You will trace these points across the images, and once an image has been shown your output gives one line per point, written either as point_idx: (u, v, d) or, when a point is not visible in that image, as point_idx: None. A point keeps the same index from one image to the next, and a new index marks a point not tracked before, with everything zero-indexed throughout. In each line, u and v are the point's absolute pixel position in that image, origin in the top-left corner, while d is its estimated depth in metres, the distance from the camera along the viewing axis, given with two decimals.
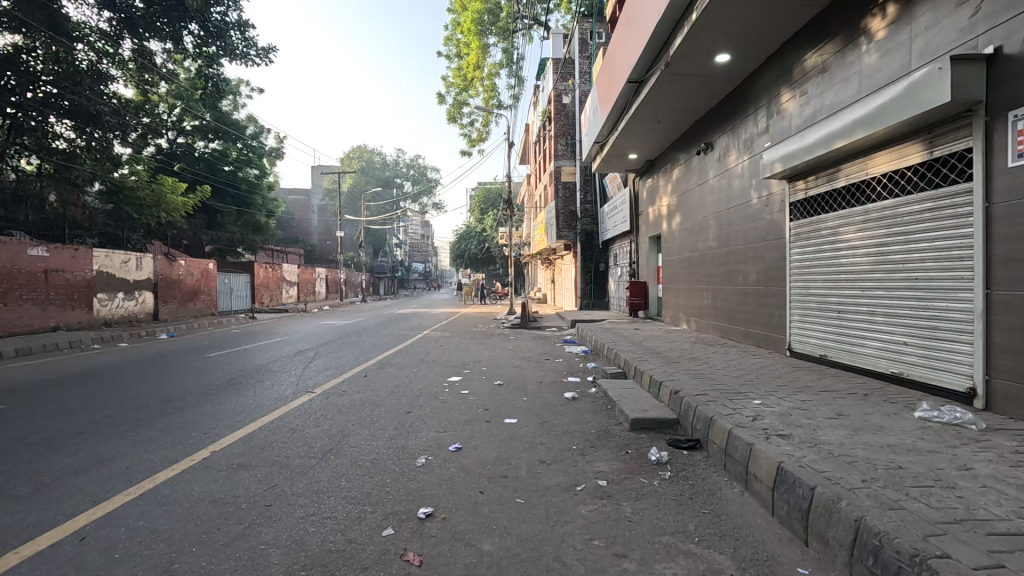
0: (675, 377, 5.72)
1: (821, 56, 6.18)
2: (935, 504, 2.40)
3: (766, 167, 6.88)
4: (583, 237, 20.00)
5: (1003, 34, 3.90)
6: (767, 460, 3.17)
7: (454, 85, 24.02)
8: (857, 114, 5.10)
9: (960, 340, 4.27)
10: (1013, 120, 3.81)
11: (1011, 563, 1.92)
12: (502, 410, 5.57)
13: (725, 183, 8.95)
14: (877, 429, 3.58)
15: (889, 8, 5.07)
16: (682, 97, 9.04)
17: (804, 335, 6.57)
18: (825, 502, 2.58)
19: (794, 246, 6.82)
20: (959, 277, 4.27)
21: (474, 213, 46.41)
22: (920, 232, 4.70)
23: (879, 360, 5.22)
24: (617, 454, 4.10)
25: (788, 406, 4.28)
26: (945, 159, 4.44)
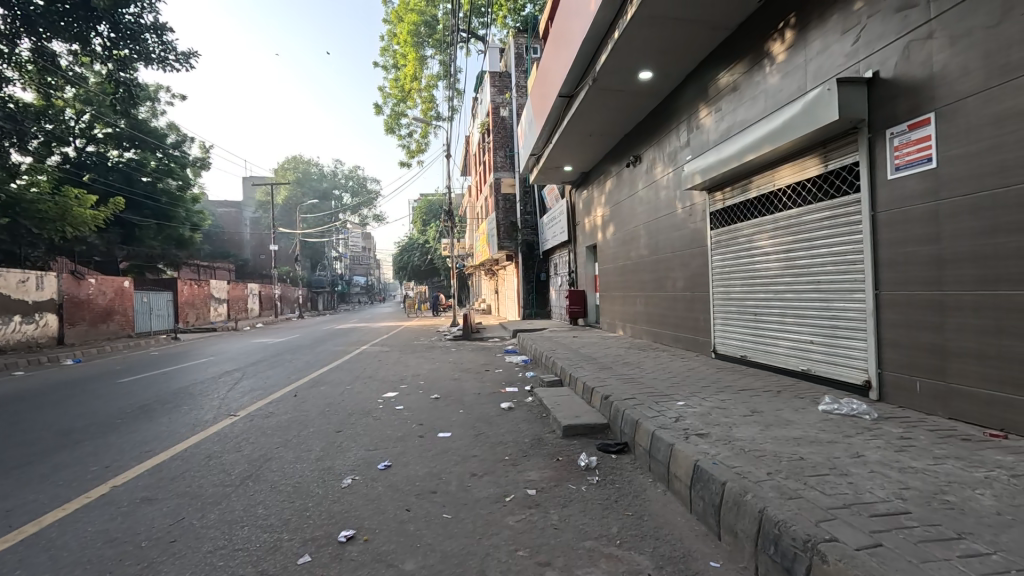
0: (607, 382, 5.86)
1: (732, 75, 6.62)
2: (829, 491, 2.58)
3: (687, 178, 7.26)
4: (524, 247, 20.23)
5: (880, 59, 4.34)
6: (685, 458, 3.30)
7: (392, 95, 23.64)
8: (763, 130, 5.49)
9: (857, 336, 4.65)
10: (891, 137, 4.23)
11: (888, 541, 2.09)
12: (437, 424, 5.49)
13: (653, 194, 9.34)
14: (784, 424, 3.83)
15: (787, 33, 5.51)
16: (611, 112, 9.39)
17: (727, 337, 6.93)
18: (733, 496, 2.72)
19: (715, 253, 7.21)
20: (854, 280, 4.66)
21: (417, 224, 45.98)
22: (820, 238, 5.10)
23: (791, 358, 5.60)
24: (548, 462, 4.13)
25: (709, 406, 4.49)
26: (838, 171, 4.85)
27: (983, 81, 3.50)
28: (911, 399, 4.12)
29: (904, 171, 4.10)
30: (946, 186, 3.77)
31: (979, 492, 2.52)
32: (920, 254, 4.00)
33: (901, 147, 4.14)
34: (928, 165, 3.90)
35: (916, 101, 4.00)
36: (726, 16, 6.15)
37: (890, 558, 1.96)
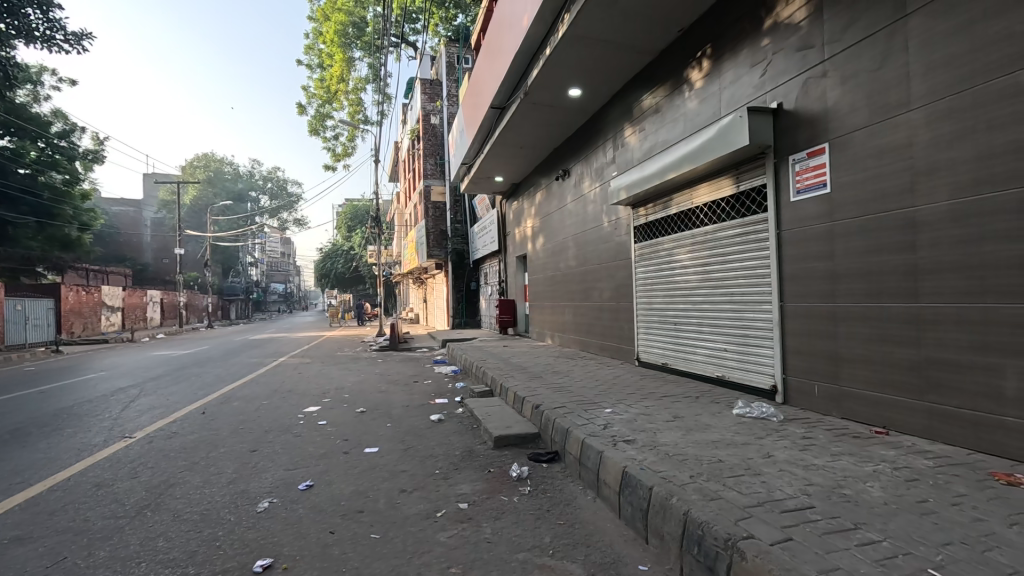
0: (537, 391, 5.93)
1: (655, 98, 7.02)
2: (745, 491, 2.76)
3: (613, 194, 7.58)
4: (454, 256, 20.10)
5: (783, 92, 4.79)
6: (614, 465, 3.39)
7: (316, 96, 22.70)
8: (683, 150, 5.84)
9: (765, 344, 5.05)
10: (792, 163, 4.67)
11: (797, 535, 2.26)
12: (363, 439, 5.26)
13: (580, 208, 9.67)
14: (704, 428, 4.06)
15: (704, 62, 5.94)
16: (541, 126, 9.61)
17: (650, 345, 7.26)
18: (660, 500, 2.82)
19: (639, 265, 7.55)
20: (763, 292, 5.06)
21: (341, 230, 44.34)
22: (733, 254, 5.49)
23: (707, 365, 5.97)
24: (480, 474, 4.08)
25: (634, 412, 4.68)
26: (749, 191, 5.27)
27: (867, 117, 3.95)
28: (811, 402, 4.52)
29: (804, 195, 4.54)
30: (838, 208, 4.21)
31: (870, 485, 2.80)
32: (817, 270, 4.43)
33: (801, 172, 4.57)
34: (823, 190, 4.34)
35: (814, 131, 4.44)
36: (649, 42, 6.54)
37: (800, 551, 2.12)
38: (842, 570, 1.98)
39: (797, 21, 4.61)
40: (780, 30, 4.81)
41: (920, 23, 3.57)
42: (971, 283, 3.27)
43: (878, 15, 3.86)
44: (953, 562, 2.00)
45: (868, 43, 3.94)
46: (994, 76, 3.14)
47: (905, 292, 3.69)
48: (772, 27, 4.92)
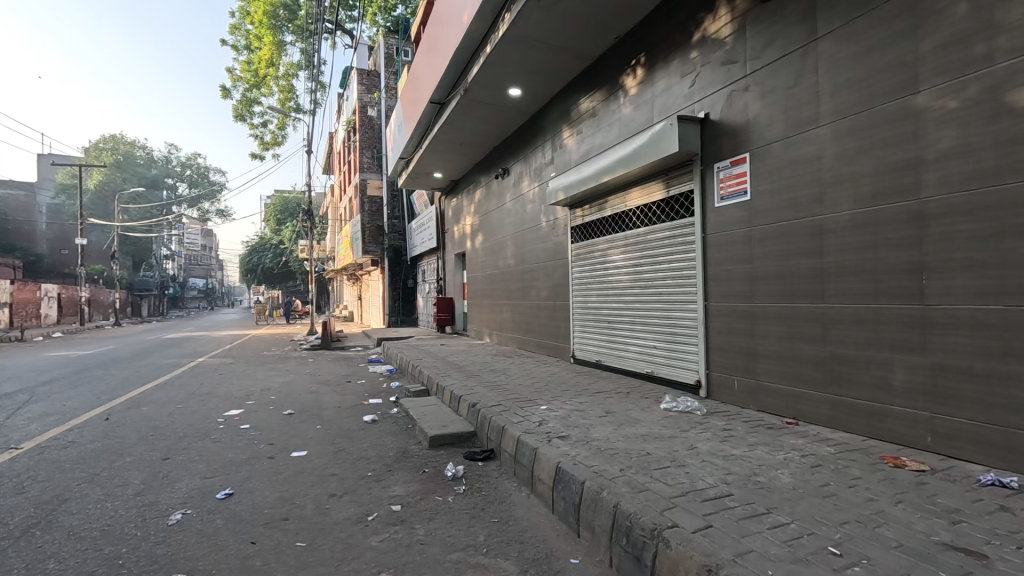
0: (474, 390, 5.92)
1: (592, 102, 7.20)
2: (670, 482, 2.90)
3: (551, 194, 7.70)
4: (390, 253, 19.64)
5: (710, 103, 5.06)
6: (548, 461, 3.44)
7: (242, 79, 21.11)
8: (617, 154, 6.04)
9: (690, 341, 5.32)
10: (717, 171, 4.95)
11: (716, 521, 2.40)
12: (290, 442, 5.01)
13: (519, 208, 9.75)
14: (633, 422, 4.22)
15: (638, 70, 6.15)
16: (481, 124, 9.59)
17: (584, 343, 7.45)
18: (591, 494, 2.89)
19: (575, 265, 7.73)
20: (689, 292, 5.33)
21: (270, 223, 42.08)
22: (663, 255, 5.75)
23: (638, 361, 6.21)
24: (415, 475, 4.01)
25: (569, 409, 4.78)
26: (677, 196, 5.53)
27: (783, 131, 4.26)
28: (731, 395, 4.82)
29: (727, 201, 4.82)
30: (757, 215, 4.51)
31: (780, 471, 3.02)
32: (738, 272, 4.73)
33: (725, 180, 4.86)
34: (744, 198, 4.64)
35: (736, 141, 4.72)
36: (587, 47, 6.69)
37: (719, 537, 2.24)
38: (754, 552, 2.11)
39: (723, 37, 4.88)
40: (708, 44, 5.08)
41: (829, 47, 3.89)
42: (868, 286, 3.62)
43: (793, 36, 4.17)
44: (850, 539, 2.19)
45: (785, 62, 4.25)
46: (890, 98, 3.47)
47: (813, 293, 4.02)
48: (700, 41, 5.19)
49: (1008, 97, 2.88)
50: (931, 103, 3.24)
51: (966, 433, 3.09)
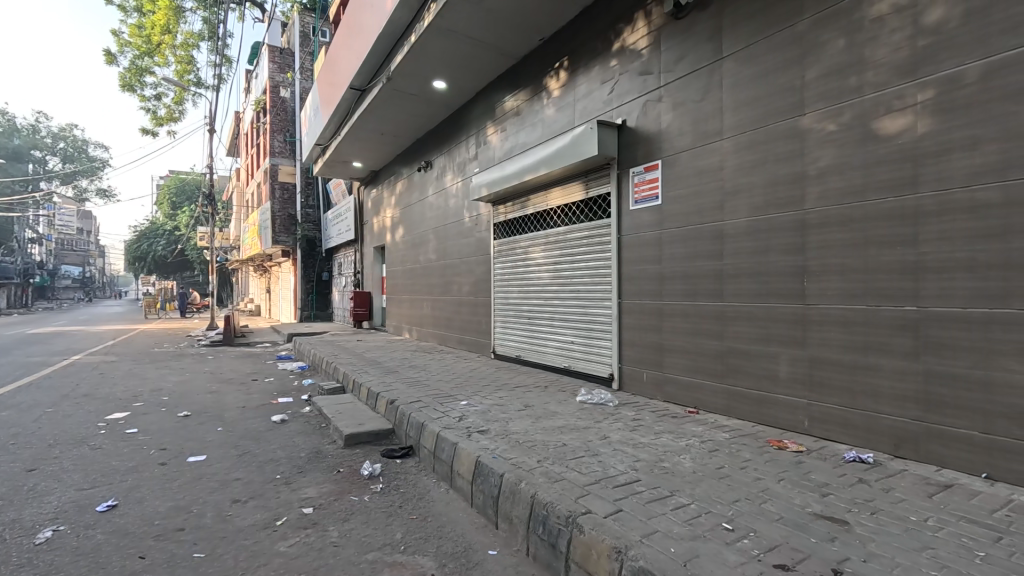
0: (392, 386, 5.79)
1: (516, 101, 7.28)
2: (584, 470, 3.03)
3: (475, 190, 7.70)
4: (303, 243, 18.60)
5: (627, 110, 5.32)
6: (468, 455, 3.46)
7: (131, 45, 18.96)
8: (540, 154, 6.16)
9: (605, 337, 5.58)
10: (632, 175, 5.22)
11: (626, 505, 2.55)
12: (187, 446, 4.60)
13: (442, 202, 9.65)
14: (551, 415, 4.36)
15: (561, 73, 6.31)
16: (404, 114, 9.35)
17: (505, 339, 7.55)
18: (510, 486, 2.95)
19: (496, 261, 7.80)
20: (605, 289, 5.58)
21: (164, 206, 38.23)
22: (581, 253, 5.97)
23: (556, 356, 6.41)
24: (328, 475, 3.85)
25: (489, 403, 4.83)
26: (595, 197, 5.77)
27: (691, 141, 4.58)
28: (640, 387, 5.13)
29: (641, 205, 5.11)
30: (667, 219, 4.82)
31: (683, 456, 3.27)
32: (648, 271, 5.03)
33: (639, 184, 5.14)
34: (656, 202, 4.94)
35: (650, 148, 5.01)
36: (512, 45, 6.76)
37: (628, 520, 2.38)
38: (659, 532, 2.27)
39: (640, 48, 5.15)
40: (626, 54, 5.34)
41: (732, 67, 4.24)
42: (760, 287, 4.01)
43: (702, 54, 4.49)
44: (740, 515, 2.43)
45: (694, 77, 4.57)
46: (781, 118, 3.86)
47: (714, 293, 4.37)
48: (619, 51, 5.44)
49: (874, 124, 3.31)
50: (814, 125, 3.64)
51: (835, 417, 3.53)
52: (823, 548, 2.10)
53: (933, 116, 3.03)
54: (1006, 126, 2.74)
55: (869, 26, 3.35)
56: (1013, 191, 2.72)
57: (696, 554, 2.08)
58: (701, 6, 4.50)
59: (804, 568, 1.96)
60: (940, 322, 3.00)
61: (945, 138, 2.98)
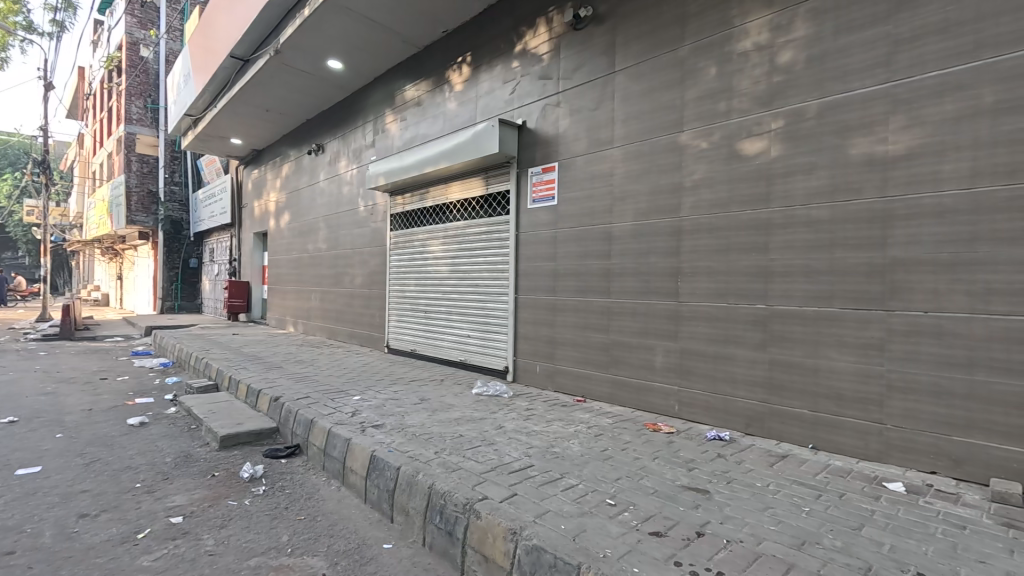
0: (276, 382, 5.41)
1: (417, 91, 7.15)
2: (480, 459, 3.11)
3: (371, 178, 7.44)
4: (167, 225, 16.51)
5: (527, 112, 5.50)
6: (362, 451, 3.37)
7: None
8: (440, 147, 6.13)
9: (501, 330, 5.73)
10: (531, 175, 5.42)
11: (520, 489, 2.68)
12: (15, 457, 3.89)
13: (334, 189, 9.17)
14: (447, 407, 4.39)
15: (464, 68, 6.34)
16: (293, 92, 8.71)
17: (399, 333, 7.41)
18: (406, 479, 2.93)
19: (392, 253, 7.61)
20: (502, 284, 5.73)
21: None
22: (480, 248, 6.06)
23: (451, 350, 6.44)
24: (201, 480, 3.51)
25: (383, 398, 4.72)
26: (494, 194, 5.89)
27: (586, 147, 4.87)
28: (533, 378, 5.35)
29: (538, 204, 5.32)
30: (562, 218, 5.08)
31: (572, 441, 3.50)
32: (544, 268, 5.26)
33: (537, 184, 5.35)
34: (552, 202, 5.18)
35: (548, 150, 5.24)
36: (414, 33, 6.62)
37: (522, 503, 2.51)
38: (551, 511, 2.42)
39: (541, 53, 5.34)
40: (528, 57, 5.50)
41: (623, 81, 4.57)
42: (641, 285, 4.39)
43: (597, 66, 4.80)
44: (621, 491, 2.67)
45: (589, 87, 4.86)
46: (664, 133, 4.26)
47: (602, 290, 4.70)
48: (521, 53, 5.59)
49: (738, 145, 3.80)
50: (691, 142, 4.08)
51: (700, 401, 3.99)
52: (689, 515, 2.39)
53: (783, 143, 3.56)
54: (835, 157, 3.31)
55: (736, 59, 3.83)
56: (838, 211, 3.29)
57: (584, 528, 2.26)
58: (598, 21, 4.80)
59: (674, 533, 2.22)
60: (782, 318, 3.55)
61: (791, 163, 3.51)
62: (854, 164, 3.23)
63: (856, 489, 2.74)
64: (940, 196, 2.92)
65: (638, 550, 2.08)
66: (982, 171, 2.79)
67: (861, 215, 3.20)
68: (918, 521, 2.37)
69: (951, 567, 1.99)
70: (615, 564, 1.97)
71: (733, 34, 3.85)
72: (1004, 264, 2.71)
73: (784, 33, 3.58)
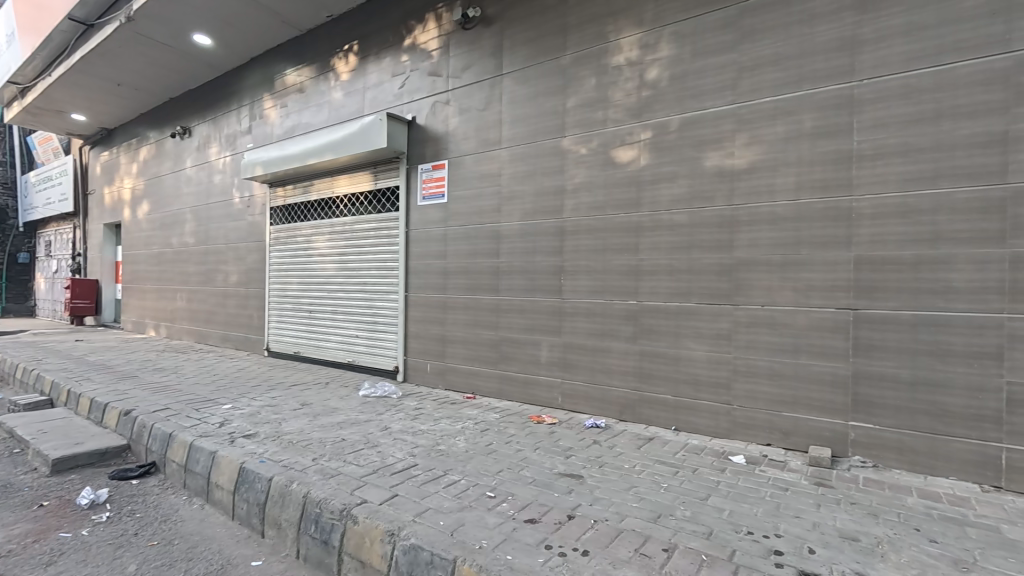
0: (128, 394, 4.78)
1: (299, 77, 6.72)
2: (362, 462, 3.03)
3: (246, 168, 6.85)
4: None
5: (416, 107, 5.42)
6: (229, 463, 3.10)
7: None
8: (324, 138, 5.81)
9: (390, 330, 5.60)
10: (420, 172, 5.36)
11: (401, 490, 2.65)
12: None
13: (203, 178, 8.30)
14: (330, 411, 4.20)
15: (350, 56, 6.07)
16: (152, 66, 7.73)
17: (280, 334, 6.93)
18: (278, 489, 2.76)
19: (273, 249, 7.09)
20: (391, 282, 5.59)
21: None
22: (368, 245, 5.86)
23: (338, 351, 6.16)
24: (24, 513, 3.00)
25: (258, 405, 4.39)
26: (383, 189, 5.73)
27: (475, 146, 4.93)
28: (424, 377, 5.31)
29: (428, 201, 5.27)
30: (451, 217, 5.09)
31: (457, 438, 3.53)
32: (434, 266, 5.23)
33: (426, 181, 5.31)
34: (441, 200, 5.17)
35: (437, 148, 5.21)
36: (295, 15, 6.20)
37: (402, 503, 2.48)
38: (430, 509, 2.43)
39: (430, 50, 5.29)
40: (417, 52, 5.42)
41: (510, 84, 4.69)
42: (527, 283, 4.55)
43: (485, 67, 4.86)
44: (502, 483, 2.76)
45: (478, 87, 4.92)
46: (548, 137, 4.44)
47: (491, 288, 4.79)
48: (410, 47, 5.49)
49: (613, 152, 4.08)
50: (572, 147, 4.30)
51: (581, 392, 4.23)
52: (563, 500, 2.54)
53: (651, 152, 3.88)
54: (693, 168, 3.69)
55: (611, 72, 4.11)
56: (695, 216, 3.68)
57: (462, 522, 2.30)
58: (486, 23, 4.86)
59: (547, 518, 2.34)
60: (651, 312, 3.88)
61: (657, 171, 3.85)
62: (708, 176, 3.63)
63: (707, 463, 3.10)
64: (774, 206, 3.38)
65: (512, 538, 2.17)
66: (804, 185, 3.28)
67: (713, 220, 3.61)
68: (752, 487, 2.74)
69: (773, 524, 2.32)
70: (489, 554, 2.03)
71: (609, 48, 4.12)
72: (819, 265, 3.22)
73: (651, 51, 3.90)
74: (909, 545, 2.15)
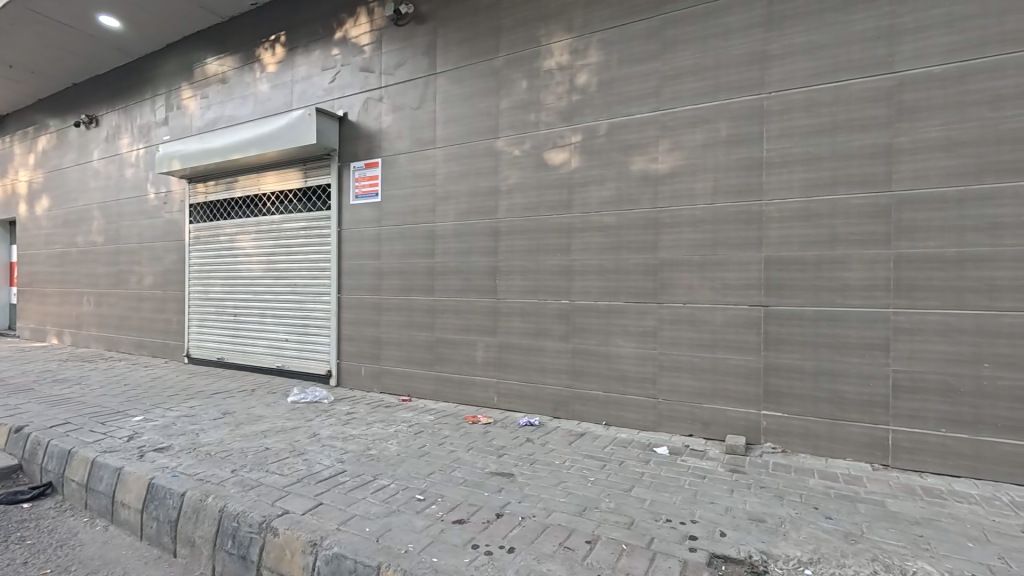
0: (21, 409, 4.32)
1: (221, 66, 6.35)
2: (286, 472, 2.91)
3: (161, 162, 6.38)
4: None
5: (347, 103, 5.26)
6: (137, 480, 2.89)
7: None
8: (248, 132, 5.53)
9: (323, 333, 5.41)
10: (353, 170, 5.21)
11: (326, 498, 2.57)
12: None
13: (113, 172, 7.65)
14: (254, 419, 4.00)
15: (277, 48, 5.81)
16: (50, 48, 7.03)
17: (202, 339, 6.52)
18: (192, 504, 2.60)
19: (193, 249, 6.65)
20: (323, 283, 5.40)
21: None
22: (297, 245, 5.63)
23: (266, 356, 5.87)
24: None
25: (174, 416, 4.10)
26: (313, 187, 5.53)
27: (408, 145, 4.85)
28: (358, 380, 5.17)
29: (361, 200, 5.14)
30: (385, 216, 4.99)
31: (389, 442, 3.46)
32: (367, 267, 5.11)
33: (359, 180, 5.17)
34: (375, 199, 5.05)
35: (370, 145, 5.09)
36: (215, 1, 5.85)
37: (327, 512, 2.41)
38: (356, 516, 2.37)
39: (361, 44, 5.16)
40: (348, 47, 5.27)
41: (444, 83, 4.66)
42: (463, 284, 4.54)
43: (418, 65, 4.80)
44: (432, 485, 2.74)
45: (411, 85, 4.85)
46: (481, 137, 4.45)
47: (426, 288, 4.74)
48: (341, 41, 5.32)
49: (545, 154, 4.15)
50: (505, 148, 4.33)
51: (516, 391, 4.28)
52: (492, 499, 2.55)
53: (581, 156, 3.99)
54: (621, 171, 3.83)
55: (542, 75, 4.18)
56: (623, 218, 3.81)
57: (389, 527, 2.26)
58: (419, 20, 4.80)
59: (475, 518, 2.35)
60: (582, 311, 3.98)
61: (587, 174, 3.96)
62: (634, 179, 3.78)
63: (633, 456, 3.22)
64: (694, 209, 3.56)
65: (439, 540, 2.16)
66: (720, 190, 3.49)
67: (640, 222, 3.76)
68: (673, 477, 2.88)
69: (690, 510, 2.45)
70: (415, 558, 2.01)
71: (540, 52, 4.19)
72: (734, 265, 3.43)
73: (580, 57, 4.01)
74: (807, 522, 2.34)
